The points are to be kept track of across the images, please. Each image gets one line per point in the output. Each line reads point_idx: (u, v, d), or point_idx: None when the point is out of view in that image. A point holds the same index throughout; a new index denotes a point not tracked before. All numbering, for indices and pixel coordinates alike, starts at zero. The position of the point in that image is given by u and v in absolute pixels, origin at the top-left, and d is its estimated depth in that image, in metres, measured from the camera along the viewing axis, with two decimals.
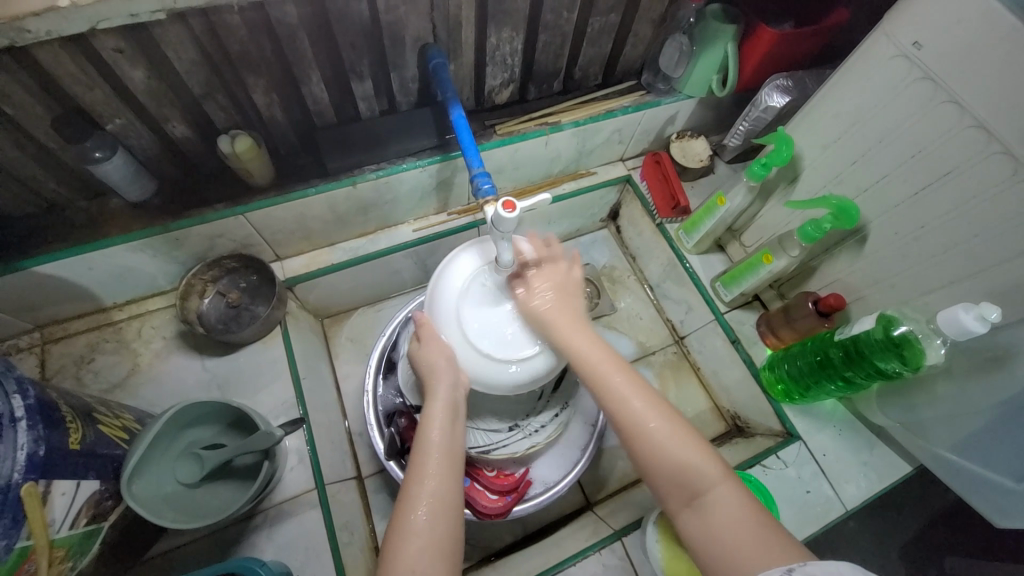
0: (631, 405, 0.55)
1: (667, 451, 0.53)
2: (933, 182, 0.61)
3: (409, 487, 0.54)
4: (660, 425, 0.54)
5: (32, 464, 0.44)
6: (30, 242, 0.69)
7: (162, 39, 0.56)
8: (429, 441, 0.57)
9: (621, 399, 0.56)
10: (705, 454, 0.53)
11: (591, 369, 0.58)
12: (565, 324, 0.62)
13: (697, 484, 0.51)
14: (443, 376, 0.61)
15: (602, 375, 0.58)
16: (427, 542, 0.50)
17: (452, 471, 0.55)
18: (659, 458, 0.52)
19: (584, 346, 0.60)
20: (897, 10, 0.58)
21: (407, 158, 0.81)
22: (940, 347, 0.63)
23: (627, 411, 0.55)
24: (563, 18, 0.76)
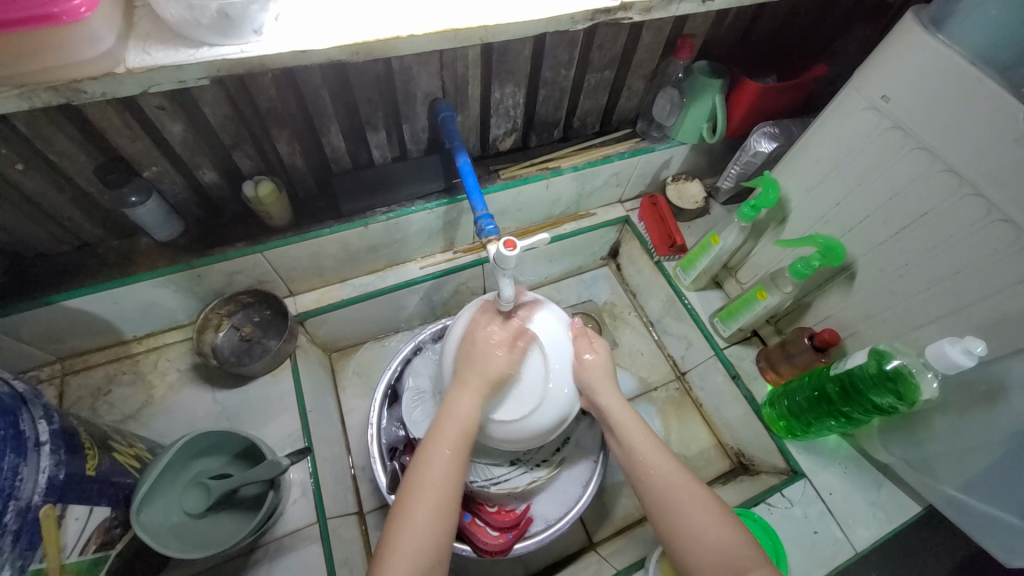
0: (672, 484, 0.59)
1: (704, 532, 0.55)
2: (912, 222, 0.65)
3: (419, 467, 0.58)
4: (700, 507, 0.57)
5: (51, 487, 0.46)
6: (63, 278, 0.73)
7: (200, 97, 0.63)
8: (446, 425, 0.61)
9: (662, 478, 0.59)
10: (740, 537, 0.55)
11: (643, 454, 0.62)
12: (611, 403, 0.66)
13: (733, 561, 0.53)
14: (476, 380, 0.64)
15: (648, 454, 0.62)
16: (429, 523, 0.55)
17: (457, 455, 0.59)
18: (696, 536, 0.55)
19: (631, 428, 0.64)
20: (865, 68, 0.64)
21: (416, 201, 0.87)
22: (933, 380, 0.64)
23: (671, 490, 0.58)
24: (561, 75, 0.83)
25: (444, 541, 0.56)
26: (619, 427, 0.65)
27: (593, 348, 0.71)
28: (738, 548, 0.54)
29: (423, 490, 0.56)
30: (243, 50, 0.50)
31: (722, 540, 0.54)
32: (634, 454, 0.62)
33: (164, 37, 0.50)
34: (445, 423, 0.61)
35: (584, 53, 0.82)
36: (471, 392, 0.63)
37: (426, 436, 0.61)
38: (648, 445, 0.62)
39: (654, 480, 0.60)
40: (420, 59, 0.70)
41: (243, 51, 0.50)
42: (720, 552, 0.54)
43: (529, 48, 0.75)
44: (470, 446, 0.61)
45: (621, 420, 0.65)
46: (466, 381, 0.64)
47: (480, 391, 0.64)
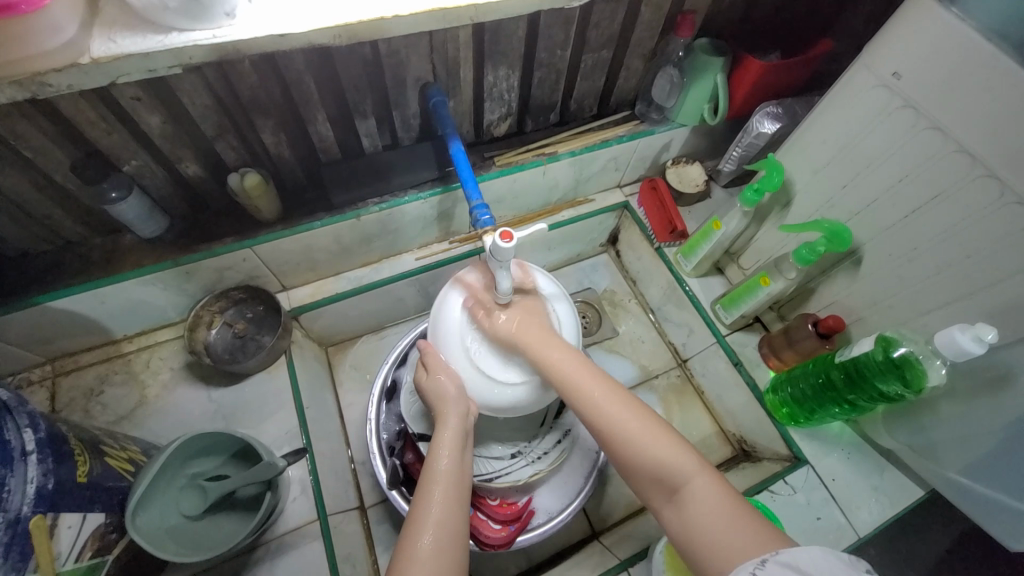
0: (608, 409, 0.56)
1: (646, 448, 0.53)
2: (922, 205, 0.62)
3: (415, 513, 0.54)
4: (634, 425, 0.55)
5: (39, 497, 0.45)
6: (47, 278, 0.71)
7: (178, 87, 0.60)
8: (438, 474, 0.56)
9: (598, 405, 0.57)
10: (681, 446, 0.53)
11: (579, 382, 0.59)
12: (538, 346, 0.62)
13: (669, 470, 0.51)
14: (450, 398, 0.63)
15: (585, 384, 0.59)
16: (435, 555, 0.50)
17: (459, 498, 0.55)
18: (636, 456, 0.53)
19: (568, 362, 0.61)
20: (875, 43, 0.61)
21: (408, 190, 0.84)
22: (941, 368, 0.63)
23: (610, 420, 0.56)
24: (557, 55, 0.79)
25: None
26: (551, 371, 0.60)
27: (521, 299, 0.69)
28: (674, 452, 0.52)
29: (422, 542, 0.51)
30: (216, 35, 0.46)
31: (660, 451, 0.52)
32: (570, 389, 0.59)
33: (131, 23, 0.46)
34: (434, 466, 0.57)
35: (580, 33, 0.78)
36: (454, 419, 0.61)
37: (418, 486, 0.56)
38: (569, 363, 0.61)
39: (594, 409, 0.57)
40: (408, 41, 0.67)
41: (215, 36, 0.47)
42: (656, 462, 0.52)
43: (523, 28, 0.72)
44: (468, 493, 0.57)
45: (552, 360, 0.61)
46: (448, 420, 0.61)
47: (462, 428, 0.61)
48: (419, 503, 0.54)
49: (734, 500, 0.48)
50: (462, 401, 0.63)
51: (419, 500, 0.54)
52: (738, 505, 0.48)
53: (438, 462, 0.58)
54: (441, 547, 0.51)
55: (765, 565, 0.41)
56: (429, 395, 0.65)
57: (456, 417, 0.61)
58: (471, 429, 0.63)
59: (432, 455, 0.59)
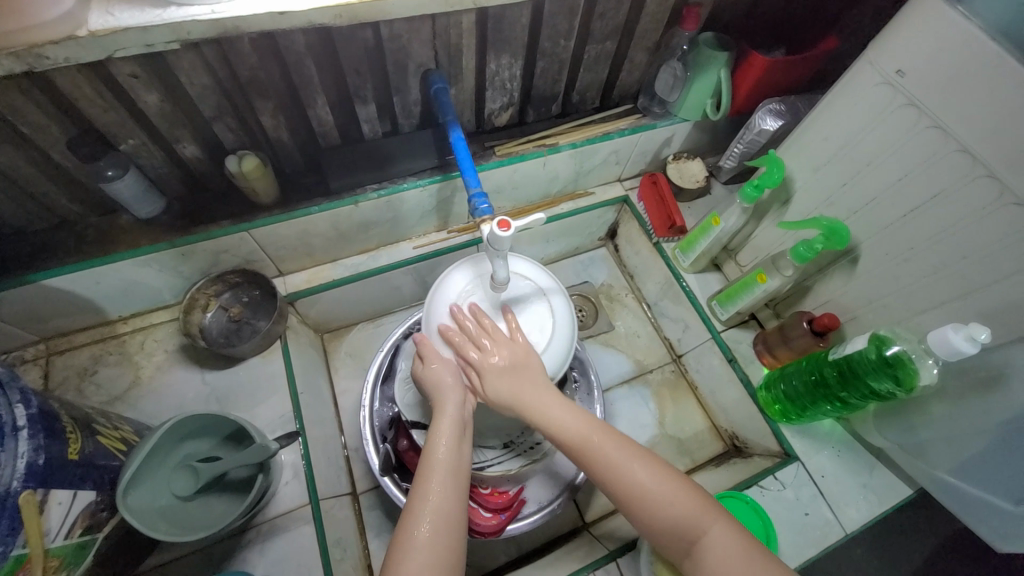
0: (621, 464, 0.56)
1: (665, 499, 0.54)
2: (921, 204, 0.62)
3: (411, 505, 0.55)
4: (650, 477, 0.55)
5: (30, 473, 0.45)
6: (42, 257, 0.71)
7: (176, 65, 0.59)
8: (435, 465, 0.57)
9: (614, 462, 0.57)
10: (697, 497, 0.54)
11: (592, 442, 0.58)
12: (543, 403, 0.61)
13: (686, 523, 0.53)
14: (448, 387, 0.62)
15: (598, 442, 0.58)
16: (432, 548, 0.52)
17: (456, 485, 0.57)
18: (654, 513, 0.54)
19: (574, 422, 0.60)
20: (880, 40, 0.61)
21: (408, 178, 0.84)
22: (933, 367, 0.63)
23: (626, 475, 0.56)
24: (560, 45, 0.78)
25: None
26: (562, 431, 0.60)
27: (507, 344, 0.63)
28: (687, 500, 0.54)
29: (418, 536, 0.52)
30: (214, 11, 0.46)
31: (675, 502, 0.54)
32: (587, 452, 0.58)
33: None
34: (431, 456, 0.58)
35: (585, 23, 0.77)
36: (451, 407, 0.61)
37: (413, 480, 0.57)
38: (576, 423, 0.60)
39: (607, 462, 0.57)
40: (411, 26, 0.66)
41: (215, 12, 0.46)
42: (673, 518, 0.53)
43: (527, 16, 0.71)
44: (467, 477, 0.59)
45: (557, 419, 0.60)
46: (444, 406, 0.61)
47: (459, 413, 0.61)
48: (418, 494, 0.56)
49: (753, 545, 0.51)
50: (461, 389, 0.63)
51: (416, 491, 0.56)
52: (754, 549, 0.50)
53: (437, 451, 0.58)
54: (437, 537, 0.53)
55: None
56: (426, 383, 0.64)
57: (452, 405, 0.61)
58: (468, 417, 0.63)
59: (429, 444, 0.59)
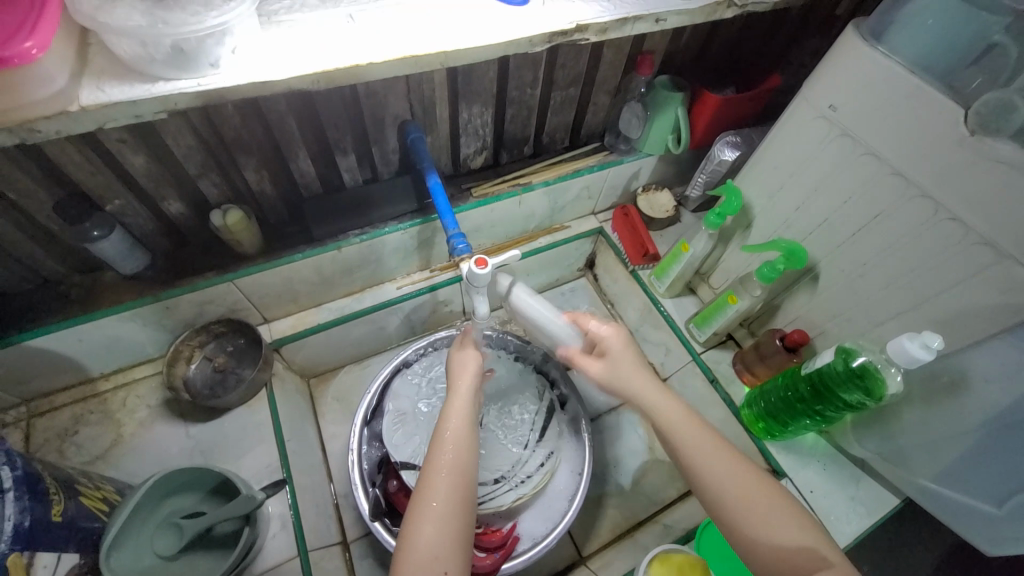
0: (732, 485, 0.51)
1: (773, 534, 0.49)
2: (867, 224, 0.67)
3: (426, 478, 0.54)
4: (771, 512, 0.50)
5: (16, 534, 0.45)
6: (25, 318, 0.71)
7: (164, 130, 0.62)
8: (447, 437, 0.57)
9: (727, 484, 0.51)
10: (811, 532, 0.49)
11: (708, 455, 0.53)
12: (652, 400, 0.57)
13: (799, 560, 0.47)
14: (466, 373, 0.64)
15: (717, 458, 0.53)
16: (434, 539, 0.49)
17: (468, 458, 0.56)
18: (760, 540, 0.49)
19: (684, 427, 0.55)
20: (812, 80, 0.67)
21: (389, 222, 0.87)
22: (897, 375, 0.67)
23: (740, 496, 0.51)
24: (527, 93, 0.84)
25: (460, 556, 0.50)
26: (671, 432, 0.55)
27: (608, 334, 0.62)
28: (802, 536, 0.48)
29: (432, 508, 0.51)
30: (200, 83, 0.50)
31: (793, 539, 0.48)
32: (699, 466, 0.53)
33: (119, 73, 0.49)
34: (443, 428, 0.58)
35: (548, 73, 0.84)
36: (463, 387, 0.62)
37: (427, 455, 0.57)
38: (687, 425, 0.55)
39: (718, 481, 0.52)
40: (386, 83, 0.71)
41: (200, 84, 0.50)
42: (784, 551, 0.48)
43: (494, 70, 0.77)
44: (475, 447, 0.58)
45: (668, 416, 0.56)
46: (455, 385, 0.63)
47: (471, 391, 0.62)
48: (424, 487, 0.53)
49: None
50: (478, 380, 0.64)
51: (430, 468, 0.54)
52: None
53: (447, 425, 0.58)
54: (449, 509, 0.52)
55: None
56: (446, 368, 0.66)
57: (465, 391, 0.62)
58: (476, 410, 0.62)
59: (439, 421, 0.59)
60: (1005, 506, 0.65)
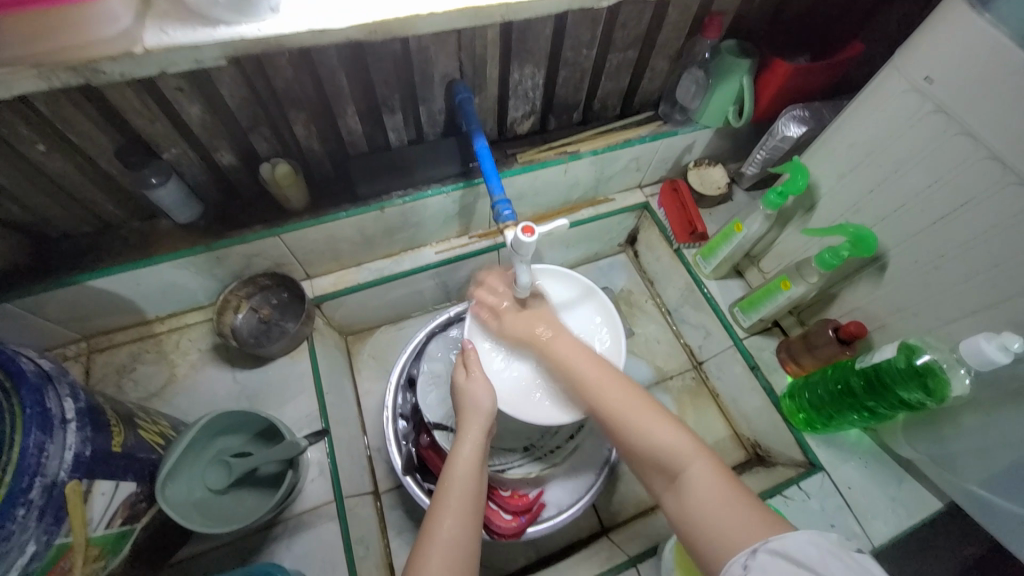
0: (615, 401, 0.59)
1: (655, 434, 0.55)
2: (951, 212, 0.61)
3: (429, 524, 0.54)
4: (651, 424, 0.56)
5: (77, 463, 0.47)
6: (87, 258, 0.75)
7: (217, 78, 0.62)
8: (454, 483, 0.57)
9: (610, 396, 0.60)
10: (686, 435, 0.54)
11: (600, 387, 0.61)
12: (551, 341, 0.68)
13: (670, 457, 0.53)
14: (481, 412, 0.64)
15: (612, 390, 0.60)
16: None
17: (473, 507, 0.56)
18: (641, 442, 0.55)
19: (584, 370, 0.64)
20: (908, 47, 0.60)
21: (431, 185, 0.86)
22: (965, 377, 0.61)
23: (625, 413, 0.58)
24: (582, 54, 0.80)
25: None
26: (564, 367, 0.66)
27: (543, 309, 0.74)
28: (678, 440, 0.54)
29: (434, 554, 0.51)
30: (260, 29, 0.49)
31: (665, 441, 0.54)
32: (597, 399, 0.61)
33: (181, 16, 0.49)
34: (450, 474, 0.58)
35: (606, 33, 0.79)
36: (476, 430, 0.62)
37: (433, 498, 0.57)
38: (579, 360, 0.65)
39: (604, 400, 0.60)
40: (437, 38, 0.68)
41: (261, 30, 0.49)
42: (658, 450, 0.54)
43: (550, 27, 0.73)
44: (481, 500, 0.58)
45: (562, 356, 0.66)
46: (468, 424, 0.63)
47: (484, 432, 0.63)
48: (430, 529, 0.54)
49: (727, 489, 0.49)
50: (489, 417, 0.64)
51: (433, 513, 0.55)
52: (737, 494, 0.48)
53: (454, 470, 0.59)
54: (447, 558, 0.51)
55: (756, 556, 0.42)
56: (463, 400, 0.66)
57: (475, 432, 0.62)
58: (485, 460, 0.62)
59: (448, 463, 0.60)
60: None
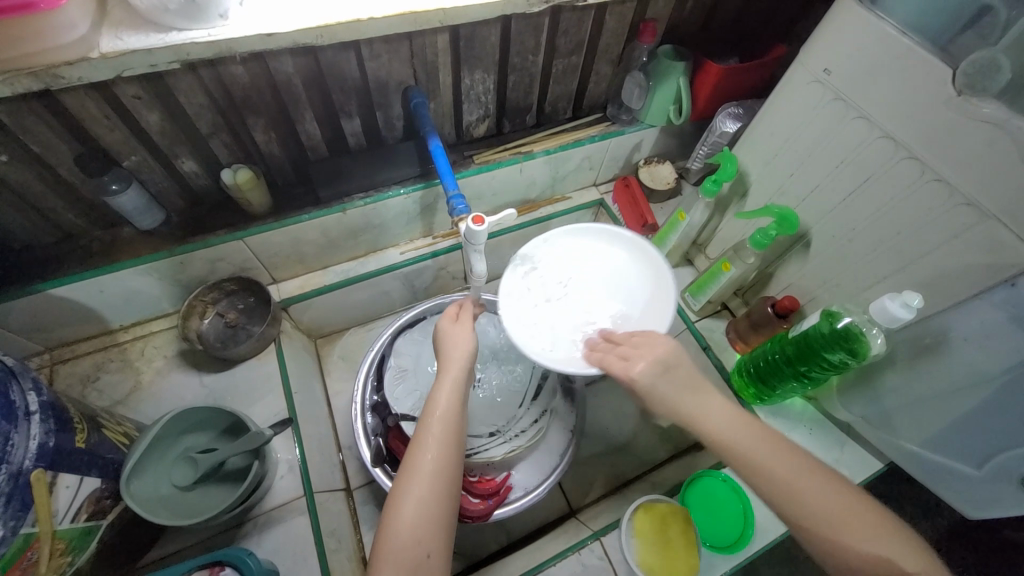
0: (789, 479, 0.51)
1: (843, 532, 0.47)
2: (857, 187, 0.68)
3: (407, 465, 0.56)
4: (857, 525, 0.48)
5: (41, 453, 0.49)
6: (48, 269, 0.76)
7: (176, 86, 0.65)
8: (431, 423, 0.58)
9: (781, 471, 0.51)
10: (890, 539, 0.47)
11: (757, 446, 0.53)
12: (695, 402, 0.57)
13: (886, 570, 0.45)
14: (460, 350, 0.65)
15: (802, 480, 0.50)
16: (418, 516, 0.53)
17: (451, 446, 0.57)
18: (842, 544, 0.47)
19: (758, 448, 0.53)
20: (809, 44, 0.68)
21: (392, 186, 0.89)
22: (878, 336, 0.69)
23: (802, 495, 0.50)
24: (529, 60, 0.85)
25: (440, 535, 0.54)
26: (708, 428, 0.55)
27: (662, 352, 0.59)
28: (897, 551, 0.46)
29: (412, 487, 0.54)
30: (211, 34, 0.53)
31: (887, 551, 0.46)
32: (766, 473, 0.51)
33: (135, 24, 0.52)
34: (428, 417, 0.59)
35: (551, 39, 0.84)
36: (456, 369, 0.64)
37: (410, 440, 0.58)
38: (723, 416, 0.56)
39: (767, 469, 0.51)
40: (389, 47, 0.73)
41: (211, 35, 0.53)
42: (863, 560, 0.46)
43: (495, 34, 0.78)
44: (459, 436, 0.59)
45: (704, 415, 0.56)
46: (447, 364, 0.64)
47: (460, 372, 0.64)
48: (410, 465, 0.56)
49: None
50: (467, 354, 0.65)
51: (411, 454, 0.57)
52: None
53: (433, 411, 0.59)
54: (424, 501, 0.53)
55: None
56: (443, 339, 0.68)
57: (457, 369, 0.64)
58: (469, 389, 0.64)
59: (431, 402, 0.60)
60: (985, 467, 0.68)
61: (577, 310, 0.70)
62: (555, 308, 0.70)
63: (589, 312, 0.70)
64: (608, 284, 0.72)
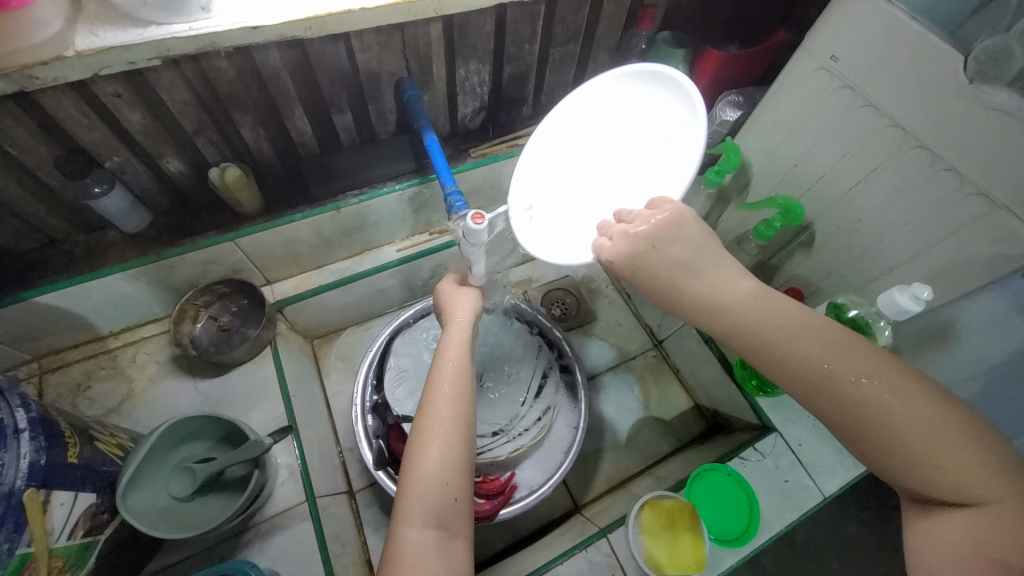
0: (893, 422, 0.41)
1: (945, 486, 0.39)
2: (864, 178, 0.67)
3: (426, 412, 0.54)
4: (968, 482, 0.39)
5: (32, 472, 0.47)
6: (32, 276, 0.73)
7: (157, 83, 0.61)
8: (444, 371, 0.57)
9: (884, 411, 0.41)
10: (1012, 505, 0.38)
11: (855, 379, 0.42)
12: (763, 312, 0.46)
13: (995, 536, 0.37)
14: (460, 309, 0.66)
15: (908, 423, 0.40)
16: (445, 459, 0.51)
17: (467, 394, 0.56)
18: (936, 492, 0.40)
19: (857, 382, 0.42)
20: (815, 30, 0.66)
21: (386, 182, 0.87)
22: (885, 329, 0.67)
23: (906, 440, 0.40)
24: (525, 49, 0.83)
25: (463, 484, 0.51)
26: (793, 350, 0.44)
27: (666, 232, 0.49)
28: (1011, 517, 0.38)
29: (434, 431, 0.52)
30: (193, 28, 0.50)
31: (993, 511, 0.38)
32: (865, 410, 0.41)
33: (112, 18, 0.50)
34: (440, 366, 0.58)
35: (547, 28, 0.81)
36: (460, 321, 0.65)
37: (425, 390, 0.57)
38: (823, 342, 0.43)
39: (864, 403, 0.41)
40: (381, 37, 0.70)
41: (192, 29, 0.50)
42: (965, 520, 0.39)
43: (490, 23, 0.75)
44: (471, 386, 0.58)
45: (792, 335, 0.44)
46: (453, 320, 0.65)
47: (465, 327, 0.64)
48: (429, 409, 0.54)
49: (1005, 564, 0.37)
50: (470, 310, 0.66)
51: (428, 401, 0.55)
52: None
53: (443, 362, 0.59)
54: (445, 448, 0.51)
55: None
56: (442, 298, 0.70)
57: (461, 322, 0.65)
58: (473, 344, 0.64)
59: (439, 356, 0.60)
60: None
61: (598, 193, 0.61)
62: (570, 190, 0.64)
63: (613, 197, 0.60)
64: (646, 160, 0.59)
